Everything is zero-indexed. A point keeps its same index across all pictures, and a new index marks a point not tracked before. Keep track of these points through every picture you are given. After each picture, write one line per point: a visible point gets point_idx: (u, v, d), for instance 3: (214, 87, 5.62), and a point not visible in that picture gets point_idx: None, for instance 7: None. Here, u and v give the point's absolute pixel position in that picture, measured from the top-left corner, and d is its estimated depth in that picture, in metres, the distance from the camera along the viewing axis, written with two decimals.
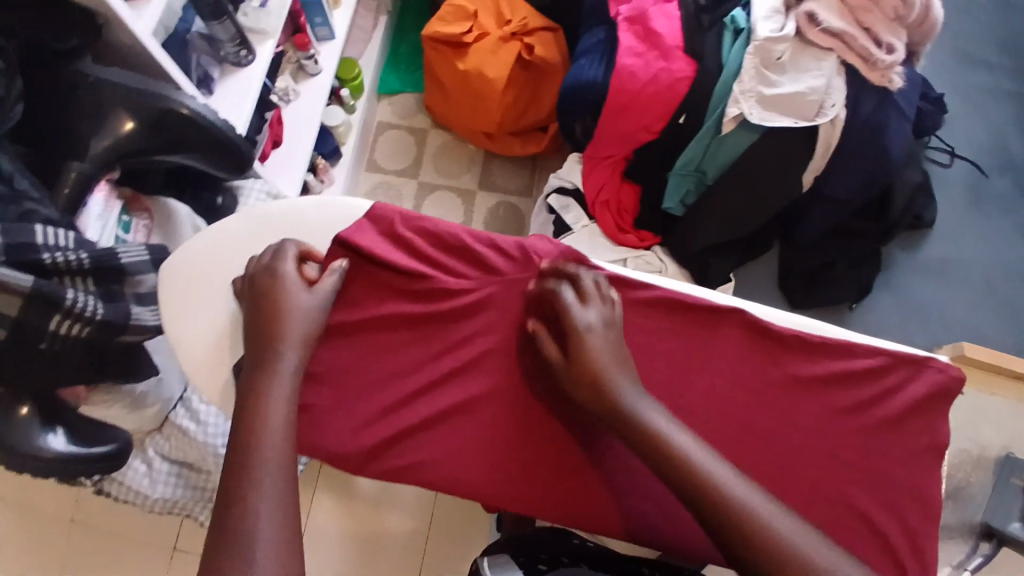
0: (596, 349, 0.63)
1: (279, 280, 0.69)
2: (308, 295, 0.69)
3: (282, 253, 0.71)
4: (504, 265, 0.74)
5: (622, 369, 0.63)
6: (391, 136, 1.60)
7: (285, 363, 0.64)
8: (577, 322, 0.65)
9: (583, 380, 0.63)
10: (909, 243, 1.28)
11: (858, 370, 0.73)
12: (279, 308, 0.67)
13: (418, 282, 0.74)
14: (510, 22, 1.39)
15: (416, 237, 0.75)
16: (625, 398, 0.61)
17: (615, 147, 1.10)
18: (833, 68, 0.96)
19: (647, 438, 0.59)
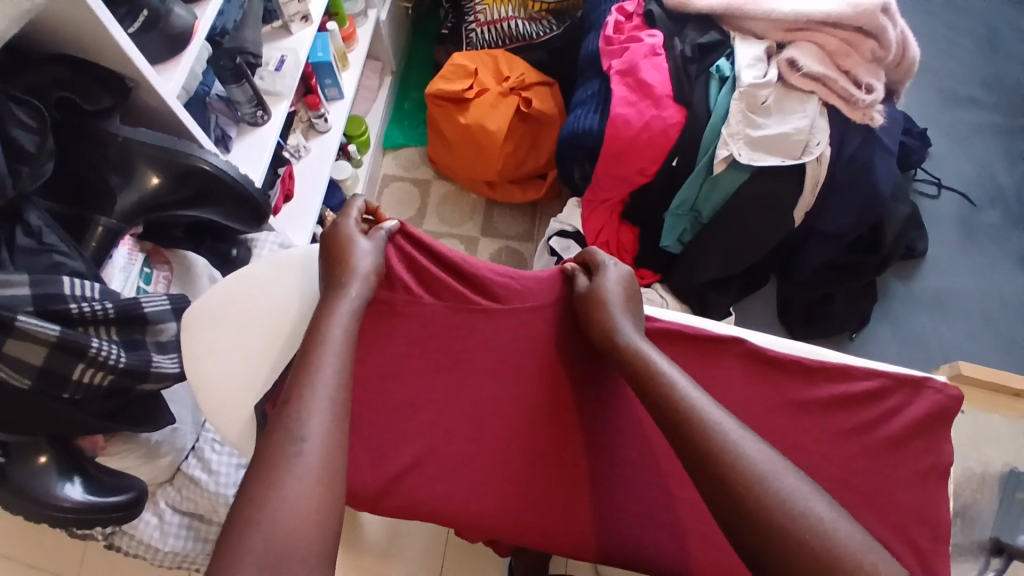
0: (604, 282, 0.75)
1: (341, 223, 0.77)
2: (375, 239, 0.77)
3: (351, 205, 0.81)
4: (519, 287, 0.79)
5: (625, 304, 0.74)
6: (396, 187, 1.66)
7: (352, 291, 0.70)
8: (604, 262, 0.78)
9: (591, 302, 0.74)
10: (904, 274, 1.31)
11: (859, 392, 0.75)
12: (344, 242, 0.74)
13: (454, 305, 0.78)
14: (509, 78, 1.48)
15: (429, 263, 0.79)
16: (615, 320, 0.71)
17: (613, 190, 1.14)
18: (816, 110, 1.02)
19: (659, 389, 0.62)
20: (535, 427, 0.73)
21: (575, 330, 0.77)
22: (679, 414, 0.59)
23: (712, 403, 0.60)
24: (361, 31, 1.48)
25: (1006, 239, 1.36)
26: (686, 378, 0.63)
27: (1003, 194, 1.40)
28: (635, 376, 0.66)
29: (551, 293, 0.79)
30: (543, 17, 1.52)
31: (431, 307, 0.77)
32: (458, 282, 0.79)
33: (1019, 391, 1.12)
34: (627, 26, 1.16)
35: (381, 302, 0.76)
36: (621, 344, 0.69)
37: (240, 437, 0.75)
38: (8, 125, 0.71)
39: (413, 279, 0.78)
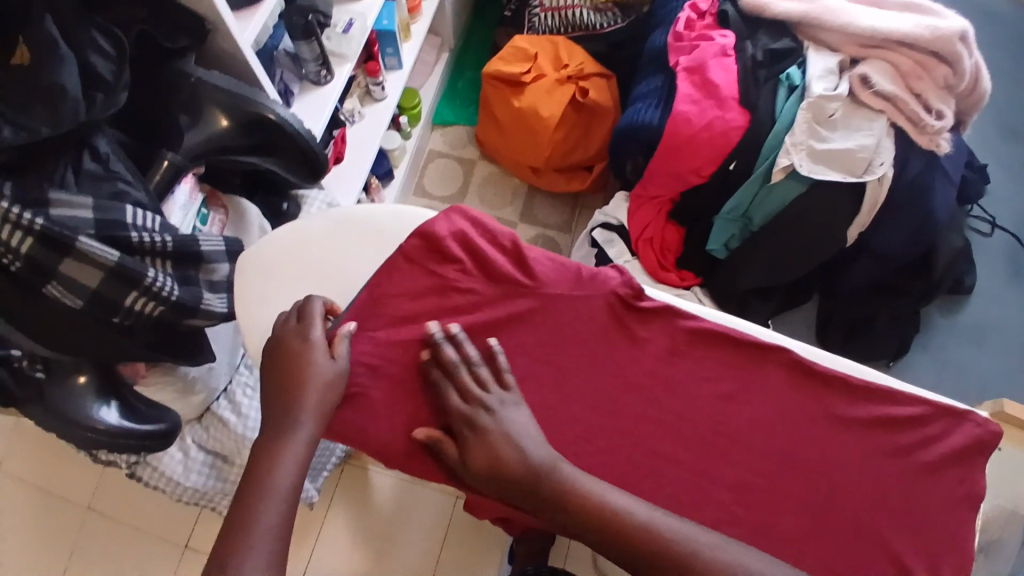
0: (481, 450, 0.65)
1: (309, 347, 0.70)
2: (336, 362, 0.70)
3: (309, 313, 0.72)
4: (559, 282, 0.77)
5: (516, 445, 0.64)
6: (440, 164, 1.67)
7: (299, 436, 0.65)
8: (473, 414, 0.66)
9: (485, 479, 0.64)
10: (947, 308, 1.28)
11: (900, 416, 0.73)
12: (302, 373, 0.68)
13: (495, 284, 0.76)
14: (567, 66, 1.47)
15: (481, 239, 0.78)
16: (525, 460, 0.64)
17: (664, 188, 1.13)
18: (883, 129, 1.00)
19: (623, 529, 0.61)
20: (571, 410, 0.72)
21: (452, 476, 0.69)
22: (652, 546, 0.61)
23: (655, 511, 0.63)
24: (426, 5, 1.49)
25: None
26: (623, 497, 0.64)
27: None
28: (567, 512, 0.63)
29: (603, 286, 0.77)
30: (608, 9, 1.50)
31: (470, 295, 0.76)
32: (503, 258, 0.78)
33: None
34: (699, 24, 1.14)
35: (418, 263, 0.77)
36: (543, 478, 0.63)
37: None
38: (86, 52, 0.72)
39: (439, 264, 0.77)
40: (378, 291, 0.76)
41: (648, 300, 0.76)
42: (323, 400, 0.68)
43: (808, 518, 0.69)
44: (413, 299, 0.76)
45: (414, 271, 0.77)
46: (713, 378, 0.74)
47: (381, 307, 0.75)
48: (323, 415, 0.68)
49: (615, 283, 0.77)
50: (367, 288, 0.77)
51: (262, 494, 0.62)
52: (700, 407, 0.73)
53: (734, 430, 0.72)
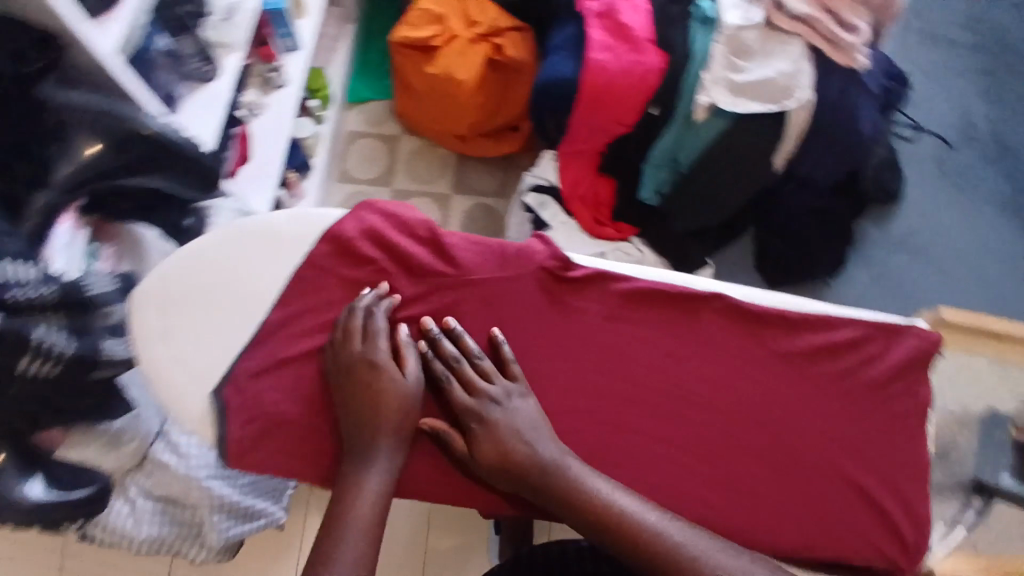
0: (489, 441, 0.63)
1: (381, 372, 0.65)
2: (409, 380, 0.66)
3: (372, 331, 0.67)
4: (483, 262, 0.72)
5: (525, 435, 0.64)
6: (362, 144, 1.59)
7: (375, 460, 0.63)
8: (479, 408, 0.65)
9: (495, 470, 0.63)
10: (880, 217, 1.29)
11: (839, 341, 0.72)
12: (375, 398, 0.64)
13: (417, 280, 0.72)
14: (478, 23, 1.37)
15: (395, 234, 0.73)
16: (532, 455, 0.63)
17: (589, 140, 1.09)
18: (800, 53, 0.97)
19: (631, 534, 0.59)
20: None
21: (457, 468, 0.67)
22: (653, 550, 0.58)
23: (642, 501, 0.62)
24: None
25: (983, 180, 1.35)
26: (618, 488, 0.62)
27: (982, 137, 1.39)
28: (561, 501, 0.62)
29: (529, 262, 0.73)
30: None
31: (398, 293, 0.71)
32: (420, 248, 0.73)
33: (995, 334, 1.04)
34: None
35: (328, 272, 0.72)
36: (549, 476, 0.62)
37: (199, 428, 0.68)
38: None
39: (351, 265, 0.72)
40: (291, 309, 0.71)
41: (576, 268, 0.73)
42: (397, 420, 0.64)
43: (763, 461, 0.69)
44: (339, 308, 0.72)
45: (325, 282, 0.72)
46: (654, 338, 0.72)
47: (294, 326, 0.71)
48: (400, 435, 0.64)
49: (540, 256, 0.73)
50: (277, 305, 0.71)
51: (343, 527, 0.59)
52: (645, 368, 0.71)
53: (682, 387, 0.71)
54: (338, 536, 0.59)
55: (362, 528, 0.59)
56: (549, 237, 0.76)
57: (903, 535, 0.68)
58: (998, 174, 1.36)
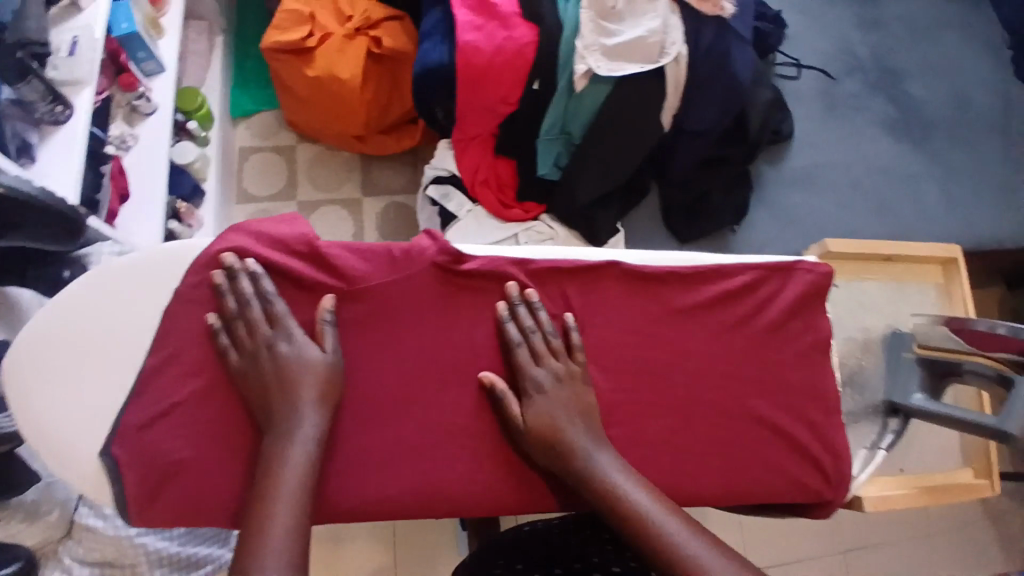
0: (540, 411, 0.66)
1: (296, 349, 0.65)
2: (324, 354, 0.66)
3: (274, 313, 0.66)
4: (372, 268, 0.70)
5: (573, 416, 0.66)
6: (257, 160, 1.52)
7: (302, 429, 0.63)
8: (530, 381, 0.67)
9: (534, 439, 0.65)
10: (773, 157, 1.33)
11: (734, 288, 0.74)
12: (287, 374, 0.64)
13: (306, 300, 0.69)
14: (352, 18, 1.32)
15: (273, 253, 0.69)
16: (576, 433, 0.65)
17: (478, 124, 1.07)
18: (666, 8, 0.99)
19: (625, 514, 0.60)
20: (428, 395, 0.69)
21: (503, 433, 0.70)
22: (636, 526, 0.59)
23: (636, 482, 0.62)
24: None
25: (868, 105, 1.41)
26: (619, 471, 0.63)
27: (861, 65, 1.44)
28: (578, 478, 0.63)
29: (421, 261, 0.71)
30: None
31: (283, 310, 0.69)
32: (302, 262, 0.70)
33: (887, 254, 0.92)
34: None
35: (200, 300, 0.68)
36: (574, 454, 0.64)
37: (97, 491, 0.66)
38: None
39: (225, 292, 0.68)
40: (169, 352, 0.67)
41: (469, 262, 0.71)
42: (322, 392, 0.65)
43: (680, 417, 0.71)
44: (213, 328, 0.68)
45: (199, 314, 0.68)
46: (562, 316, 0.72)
47: (177, 367, 0.68)
48: (327, 407, 0.65)
49: (432, 254, 0.70)
50: (153, 343, 0.67)
51: (271, 498, 0.59)
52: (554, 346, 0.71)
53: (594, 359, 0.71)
54: (268, 507, 0.58)
55: (290, 501, 0.59)
56: (440, 231, 0.73)
57: (824, 468, 0.72)
58: (880, 98, 1.42)
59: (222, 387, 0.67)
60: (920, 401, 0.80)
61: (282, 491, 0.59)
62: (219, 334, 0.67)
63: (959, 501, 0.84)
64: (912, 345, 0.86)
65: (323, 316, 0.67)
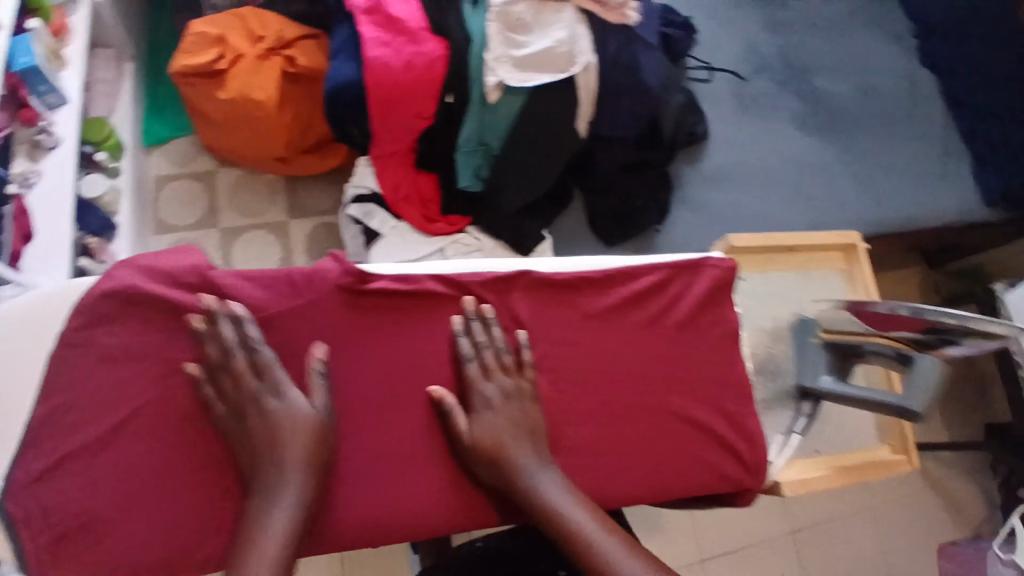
0: (487, 426, 0.68)
1: (287, 404, 0.66)
2: (313, 409, 0.66)
3: (262, 364, 0.66)
4: (271, 296, 0.70)
5: (520, 433, 0.68)
6: (174, 188, 1.46)
7: (290, 488, 0.63)
8: (479, 397, 0.69)
9: (482, 456, 0.67)
10: (691, 158, 1.37)
11: (645, 289, 0.75)
12: (278, 429, 0.64)
13: (202, 332, 0.68)
14: (263, 38, 1.29)
15: (164, 288, 0.69)
16: (519, 450, 0.67)
17: (395, 140, 1.05)
18: (572, 17, 1.01)
19: (563, 532, 0.63)
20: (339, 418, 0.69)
21: (448, 443, 0.70)
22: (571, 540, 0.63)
23: (573, 499, 0.65)
24: (76, 22, 1.22)
25: (777, 103, 1.48)
26: (558, 488, 0.66)
27: (769, 64, 1.51)
28: (520, 494, 0.65)
29: (319, 285, 0.70)
30: None
31: (181, 349, 0.68)
32: (198, 296, 0.69)
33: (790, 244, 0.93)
34: None
35: (89, 344, 0.67)
36: (518, 472, 0.66)
37: None
38: None
39: (113, 333, 0.68)
40: (59, 400, 0.66)
41: (370, 282, 0.71)
42: (310, 449, 0.64)
43: (601, 419, 0.72)
44: (113, 369, 0.67)
45: (94, 358, 0.67)
46: None
47: (69, 415, 0.66)
48: (310, 469, 0.64)
49: (331, 277, 0.71)
50: (45, 388, 0.66)
51: (250, 560, 0.59)
52: None
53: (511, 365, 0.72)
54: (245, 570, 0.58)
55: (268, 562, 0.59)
56: (340, 253, 0.73)
57: (743, 457, 0.75)
58: (788, 94, 1.49)
59: (205, 436, 0.67)
60: (828, 382, 0.82)
61: (260, 552, 0.59)
62: (202, 386, 0.66)
63: (878, 477, 0.87)
64: (817, 330, 0.87)
65: (263, 355, 0.67)
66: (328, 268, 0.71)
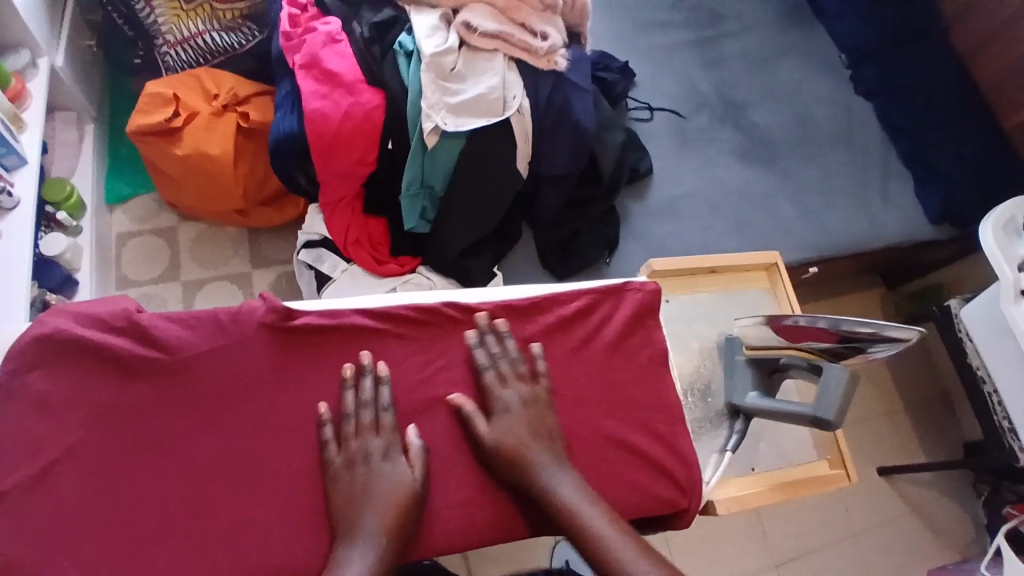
0: (507, 428, 0.72)
1: (387, 466, 0.69)
2: (414, 479, 0.69)
3: (380, 423, 0.71)
4: (194, 336, 0.72)
5: (536, 433, 0.72)
6: (137, 244, 1.49)
7: (352, 550, 0.64)
8: (496, 404, 0.74)
9: (504, 458, 0.71)
10: (637, 193, 1.42)
11: (569, 313, 0.81)
12: (375, 481, 0.68)
13: (129, 375, 0.69)
14: (218, 95, 1.35)
15: (91, 331, 0.70)
16: (534, 453, 0.71)
17: (341, 187, 1.09)
18: (503, 65, 1.07)
19: (582, 534, 0.66)
20: (268, 455, 0.69)
21: (473, 456, 0.74)
22: (586, 538, 0.66)
23: (588, 497, 0.69)
24: (34, 87, 1.25)
25: (717, 137, 1.55)
26: (572, 488, 0.69)
27: (706, 101, 1.59)
28: (539, 496, 0.69)
29: (246, 323, 0.73)
30: (241, 25, 1.41)
31: (113, 395, 0.68)
32: (123, 339, 0.70)
33: (712, 265, 0.95)
34: (303, 18, 1.11)
35: (21, 392, 0.67)
36: (534, 474, 0.70)
37: None
38: None
39: (44, 379, 0.68)
40: None
41: (298, 316, 0.74)
42: (396, 516, 0.67)
43: None
44: (39, 416, 0.66)
45: (22, 407, 0.66)
46: (407, 360, 0.76)
47: None
48: (385, 539, 0.65)
49: (259, 314, 0.73)
50: None
51: None
52: (397, 395, 0.74)
53: (440, 397, 0.75)
54: None
55: None
56: (268, 294, 0.77)
57: (677, 479, 0.76)
58: (727, 128, 1.57)
59: (257, 501, 0.67)
60: (755, 399, 0.84)
61: None
62: (324, 425, 0.70)
63: (816, 493, 0.88)
64: (742, 348, 0.89)
65: (362, 361, 0.73)
66: (257, 308, 0.74)
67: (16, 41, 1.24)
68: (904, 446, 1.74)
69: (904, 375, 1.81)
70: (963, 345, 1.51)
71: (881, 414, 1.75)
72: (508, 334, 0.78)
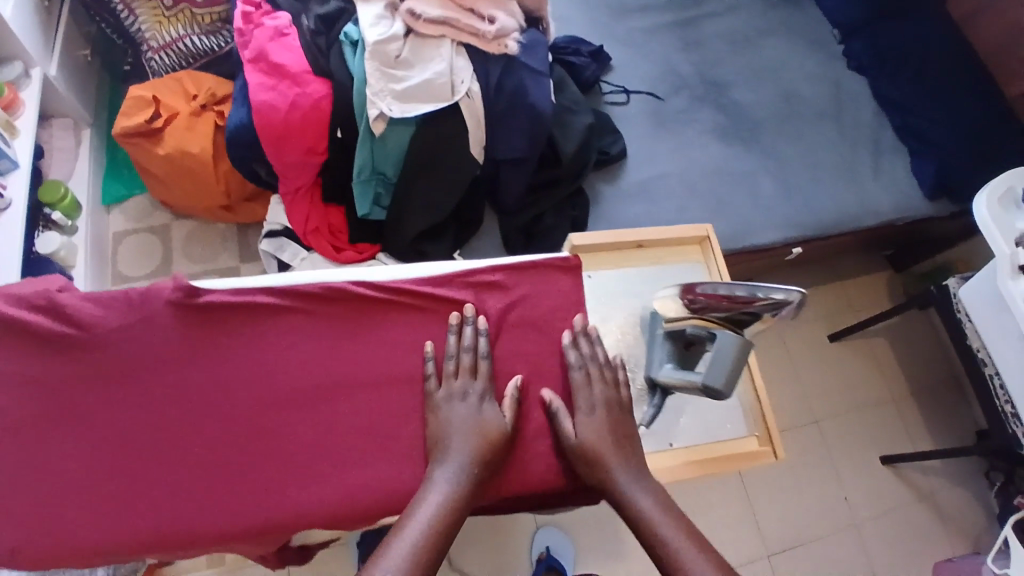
0: (589, 428, 0.78)
1: (485, 403, 0.77)
2: (505, 419, 0.77)
3: (477, 365, 0.79)
4: (109, 314, 0.76)
5: (614, 433, 0.78)
6: (132, 242, 1.56)
7: (448, 467, 0.71)
8: (596, 361, 0.83)
9: (582, 455, 0.76)
10: (610, 176, 1.40)
11: (482, 283, 0.85)
12: (482, 407, 0.76)
13: (52, 349, 0.74)
14: (197, 96, 1.41)
15: (13, 309, 0.75)
16: (618, 431, 0.78)
17: (295, 176, 1.12)
18: (451, 51, 1.08)
19: (645, 527, 0.70)
20: (183, 423, 0.73)
21: (555, 446, 0.80)
22: (648, 534, 0.70)
23: (658, 498, 0.73)
24: (26, 96, 1.34)
25: (697, 117, 1.52)
26: (649, 501, 0.72)
27: (685, 82, 1.56)
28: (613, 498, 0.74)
29: (155, 301, 0.76)
30: (219, 28, 1.46)
31: (37, 368, 0.73)
32: (43, 316, 0.75)
33: (637, 239, 0.98)
34: (256, 15, 1.14)
35: None
36: (608, 464, 0.75)
37: None
38: None
39: None
40: None
41: (204, 293, 0.77)
42: (485, 446, 0.73)
43: None
44: None
45: None
46: (323, 334, 0.79)
47: None
48: (469, 465, 0.72)
49: (168, 292, 0.77)
50: None
51: (416, 506, 0.68)
52: (312, 369, 0.77)
53: (354, 370, 0.78)
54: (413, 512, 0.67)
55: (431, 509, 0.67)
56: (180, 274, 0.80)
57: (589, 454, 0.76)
58: (707, 109, 1.53)
59: (172, 467, 0.72)
60: (669, 372, 0.86)
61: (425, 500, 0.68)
62: (430, 362, 0.78)
63: (742, 467, 0.90)
64: (661, 322, 0.89)
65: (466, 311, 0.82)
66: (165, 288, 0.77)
67: (12, 54, 1.33)
68: (913, 434, 1.66)
69: (912, 362, 1.73)
70: (963, 327, 1.43)
71: (886, 400, 1.68)
72: (596, 339, 0.85)
